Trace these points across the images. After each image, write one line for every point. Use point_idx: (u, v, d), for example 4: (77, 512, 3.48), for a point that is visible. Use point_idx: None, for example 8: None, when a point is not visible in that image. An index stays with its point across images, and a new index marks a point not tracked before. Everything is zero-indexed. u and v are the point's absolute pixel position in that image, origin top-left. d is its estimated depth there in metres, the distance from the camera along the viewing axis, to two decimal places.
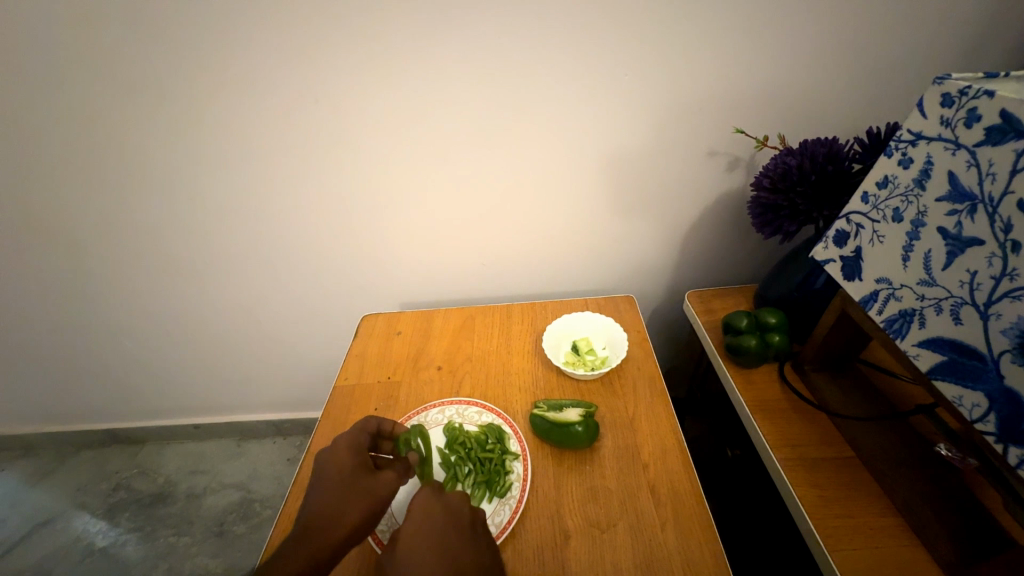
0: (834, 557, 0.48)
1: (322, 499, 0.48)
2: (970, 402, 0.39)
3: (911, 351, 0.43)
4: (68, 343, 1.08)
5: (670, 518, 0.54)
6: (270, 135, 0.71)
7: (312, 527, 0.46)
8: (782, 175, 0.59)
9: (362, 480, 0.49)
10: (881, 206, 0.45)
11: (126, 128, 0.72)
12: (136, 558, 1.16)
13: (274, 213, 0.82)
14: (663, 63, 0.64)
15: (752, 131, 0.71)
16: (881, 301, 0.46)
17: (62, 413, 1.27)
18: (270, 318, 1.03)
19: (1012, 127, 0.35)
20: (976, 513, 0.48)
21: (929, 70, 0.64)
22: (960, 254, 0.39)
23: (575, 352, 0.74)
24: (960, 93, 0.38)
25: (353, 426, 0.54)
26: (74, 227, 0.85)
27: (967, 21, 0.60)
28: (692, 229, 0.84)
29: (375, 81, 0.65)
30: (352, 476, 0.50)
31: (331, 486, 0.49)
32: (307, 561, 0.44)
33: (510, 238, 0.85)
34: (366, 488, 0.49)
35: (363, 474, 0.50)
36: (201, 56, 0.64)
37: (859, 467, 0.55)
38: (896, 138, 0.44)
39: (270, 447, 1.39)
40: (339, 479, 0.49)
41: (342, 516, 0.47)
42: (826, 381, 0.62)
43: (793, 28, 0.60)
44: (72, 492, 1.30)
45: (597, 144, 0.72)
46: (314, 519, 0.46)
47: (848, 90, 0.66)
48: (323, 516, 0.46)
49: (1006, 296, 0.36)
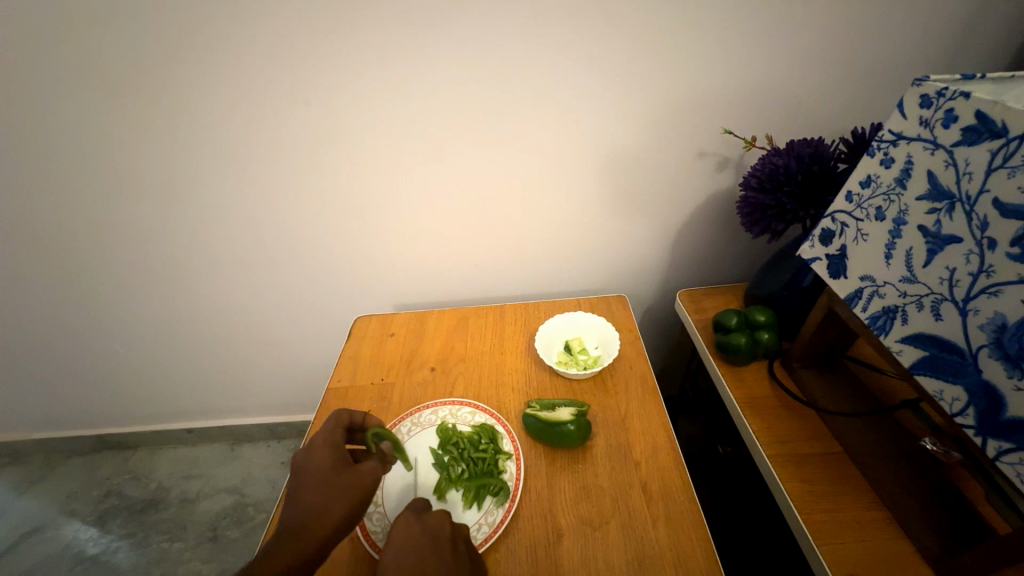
0: (822, 550, 0.48)
1: (305, 499, 0.48)
2: (950, 396, 0.40)
3: (894, 347, 0.44)
4: (56, 347, 1.06)
5: (661, 515, 0.54)
6: (262, 138, 0.71)
7: (296, 527, 0.46)
8: (769, 175, 0.60)
9: (343, 475, 0.50)
10: (864, 205, 0.46)
11: (116, 130, 0.71)
12: (128, 565, 1.15)
13: (266, 216, 0.82)
14: (652, 65, 0.64)
15: (740, 132, 0.71)
16: (864, 299, 0.47)
17: (52, 419, 1.26)
18: (262, 320, 1.02)
19: (987, 128, 0.36)
20: (959, 505, 0.49)
21: (912, 71, 0.65)
22: (940, 251, 0.40)
23: (568, 352, 0.75)
24: (938, 94, 0.39)
25: (326, 423, 0.54)
26: (63, 231, 0.84)
27: (948, 23, 0.61)
28: (683, 228, 0.85)
29: (367, 83, 0.65)
30: (333, 473, 0.50)
31: (313, 485, 0.49)
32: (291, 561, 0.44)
33: (503, 238, 0.85)
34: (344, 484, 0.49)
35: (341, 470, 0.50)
36: (191, 58, 0.64)
37: (847, 461, 0.56)
38: (878, 138, 0.44)
39: (264, 451, 1.39)
40: (318, 478, 0.49)
41: (326, 514, 0.47)
42: (814, 378, 0.63)
43: (779, 30, 0.61)
44: (62, 498, 1.29)
45: (588, 145, 0.72)
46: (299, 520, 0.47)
47: (833, 92, 0.67)
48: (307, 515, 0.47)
49: (983, 292, 0.37)
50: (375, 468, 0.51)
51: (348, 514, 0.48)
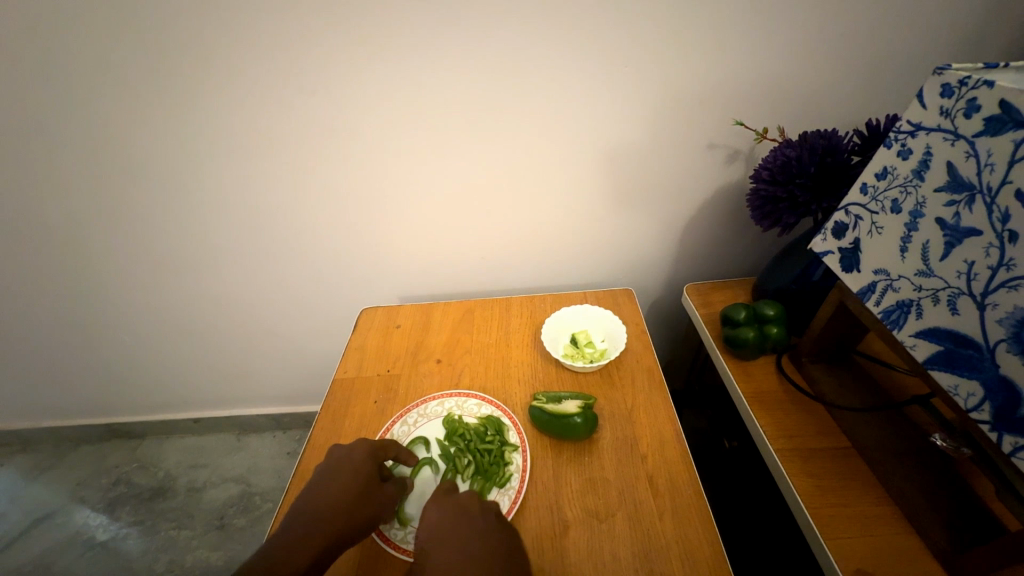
0: (830, 545, 0.48)
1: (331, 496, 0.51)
2: (966, 391, 0.39)
3: (908, 341, 0.43)
4: (63, 337, 1.07)
5: (668, 507, 0.54)
6: (267, 127, 0.71)
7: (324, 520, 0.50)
8: (781, 167, 0.59)
9: (372, 491, 0.53)
10: (880, 198, 0.45)
11: (119, 119, 0.70)
12: (138, 551, 1.16)
13: (271, 206, 0.81)
14: (663, 54, 0.63)
15: (752, 123, 0.70)
16: (878, 292, 0.46)
17: (60, 408, 1.27)
18: (269, 311, 1.02)
19: (1011, 117, 0.35)
20: (970, 501, 0.48)
21: (929, 61, 0.64)
22: (958, 244, 0.39)
23: (575, 345, 0.74)
24: (961, 83, 0.38)
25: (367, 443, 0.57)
26: (68, 221, 0.84)
27: (967, 11, 0.60)
28: (691, 221, 0.84)
29: (374, 72, 0.65)
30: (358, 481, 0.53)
31: (344, 485, 0.52)
32: (310, 559, 0.47)
33: (509, 230, 0.85)
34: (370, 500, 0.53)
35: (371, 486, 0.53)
36: (195, 46, 0.63)
37: (855, 457, 0.56)
38: (895, 129, 0.43)
39: (270, 441, 1.40)
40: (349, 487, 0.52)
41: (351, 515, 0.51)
42: (823, 373, 0.63)
43: (794, 17, 0.60)
44: (72, 486, 1.30)
45: (595, 136, 0.71)
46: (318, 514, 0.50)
47: (846, 82, 0.66)
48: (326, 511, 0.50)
49: (1002, 286, 0.36)
50: (397, 491, 0.55)
51: (368, 520, 0.52)
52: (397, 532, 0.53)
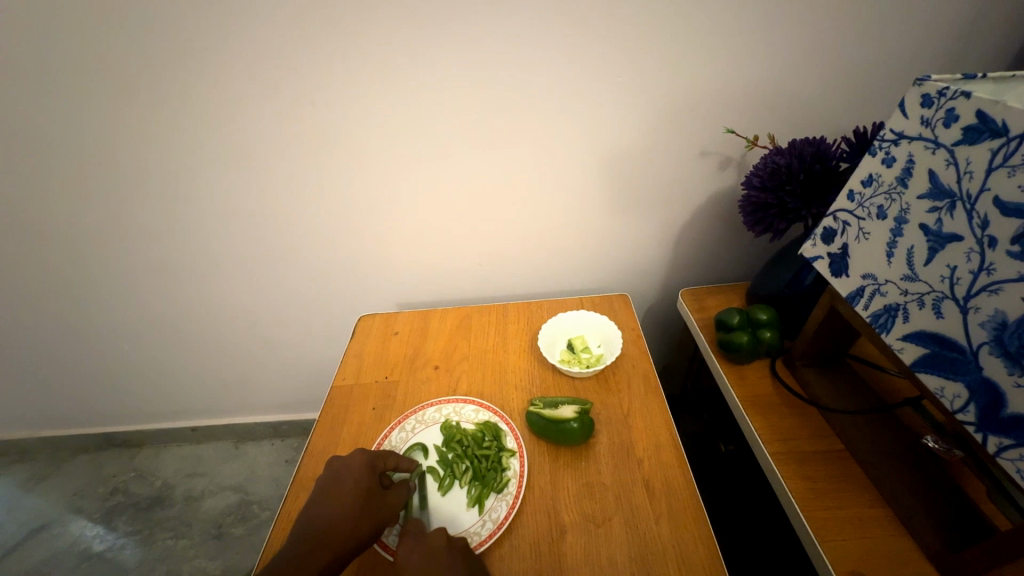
0: (824, 548, 0.49)
1: (332, 504, 0.52)
2: (951, 393, 0.40)
3: (895, 345, 0.44)
4: (61, 346, 1.07)
5: (664, 511, 0.55)
6: (265, 137, 0.72)
7: (327, 531, 0.50)
8: (772, 174, 0.60)
9: (374, 499, 0.54)
10: (866, 204, 0.46)
11: (120, 130, 0.71)
12: (134, 562, 1.16)
13: (269, 214, 0.82)
14: (655, 64, 0.65)
15: (742, 131, 0.72)
16: (866, 297, 0.47)
17: (57, 418, 1.27)
18: (267, 319, 1.03)
19: (988, 127, 0.36)
20: (961, 502, 0.49)
21: (915, 69, 0.65)
22: (941, 249, 0.40)
23: (571, 350, 0.75)
24: (939, 93, 0.39)
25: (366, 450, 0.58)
26: (67, 231, 0.85)
27: (949, 22, 0.61)
28: (685, 227, 0.85)
29: (371, 83, 0.66)
30: (359, 488, 0.53)
31: (345, 492, 0.53)
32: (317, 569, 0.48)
33: (505, 237, 0.86)
34: (372, 509, 0.53)
35: (371, 492, 0.54)
36: (195, 58, 0.64)
37: (849, 459, 0.56)
38: (879, 137, 0.45)
39: (268, 449, 1.40)
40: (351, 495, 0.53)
41: (353, 525, 0.51)
42: (816, 376, 0.64)
43: (781, 28, 0.62)
44: (69, 495, 1.30)
45: (590, 144, 0.73)
46: (321, 524, 0.51)
47: (834, 90, 0.68)
48: (329, 521, 0.51)
49: (984, 290, 0.37)
50: (398, 499, 0.55)
51: (371, 529, 0.52)
52: (397, 540, 0.54)
